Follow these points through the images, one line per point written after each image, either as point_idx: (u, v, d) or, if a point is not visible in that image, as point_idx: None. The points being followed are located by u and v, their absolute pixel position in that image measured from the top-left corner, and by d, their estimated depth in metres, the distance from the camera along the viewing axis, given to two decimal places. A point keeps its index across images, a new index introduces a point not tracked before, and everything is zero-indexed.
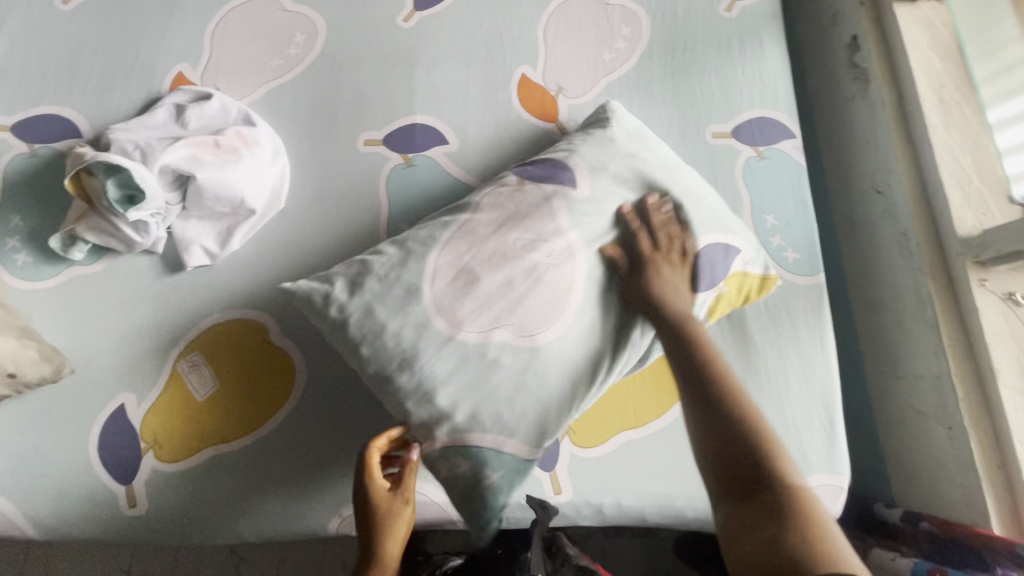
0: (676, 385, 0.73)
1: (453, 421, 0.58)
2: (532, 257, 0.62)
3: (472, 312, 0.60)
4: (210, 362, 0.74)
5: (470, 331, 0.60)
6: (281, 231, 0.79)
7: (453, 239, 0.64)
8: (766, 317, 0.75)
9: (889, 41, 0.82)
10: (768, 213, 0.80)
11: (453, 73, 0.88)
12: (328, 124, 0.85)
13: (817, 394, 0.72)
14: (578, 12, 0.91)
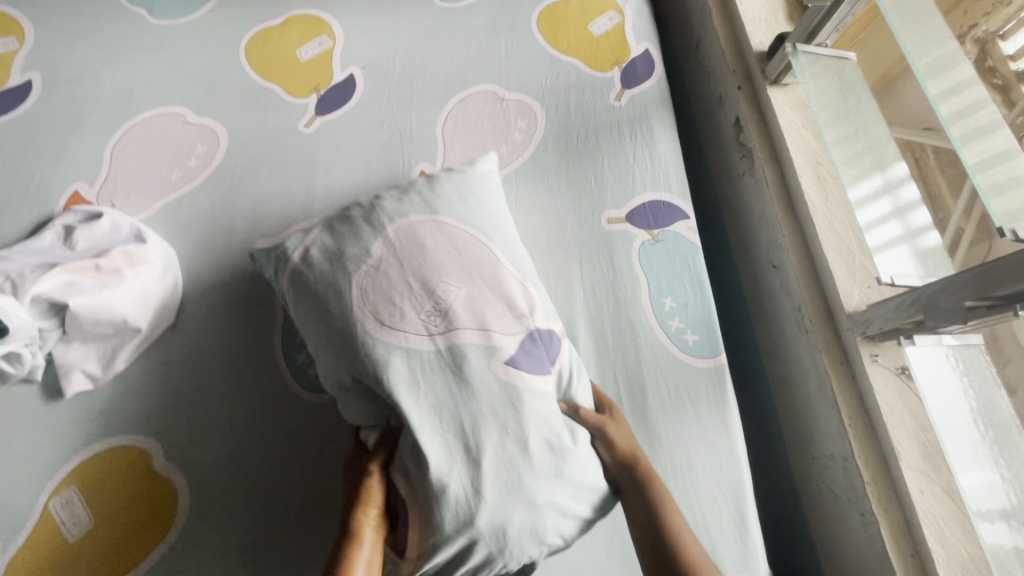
0: None
1: (317, 331, 0.64)
2: (455, 302, 0.63)
3: (368, 287, 0.63)
4: (85, 497, 0.69)
5: (362, 295, 0.63)
6: (171, 347, 0.77)
7: (433, 235, 0.66)
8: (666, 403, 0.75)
9: (767, 122, 0.85)
10: (667, 295, 0.80)
11: (352, 175, 0.90)
12: (225, 231, 0.85)
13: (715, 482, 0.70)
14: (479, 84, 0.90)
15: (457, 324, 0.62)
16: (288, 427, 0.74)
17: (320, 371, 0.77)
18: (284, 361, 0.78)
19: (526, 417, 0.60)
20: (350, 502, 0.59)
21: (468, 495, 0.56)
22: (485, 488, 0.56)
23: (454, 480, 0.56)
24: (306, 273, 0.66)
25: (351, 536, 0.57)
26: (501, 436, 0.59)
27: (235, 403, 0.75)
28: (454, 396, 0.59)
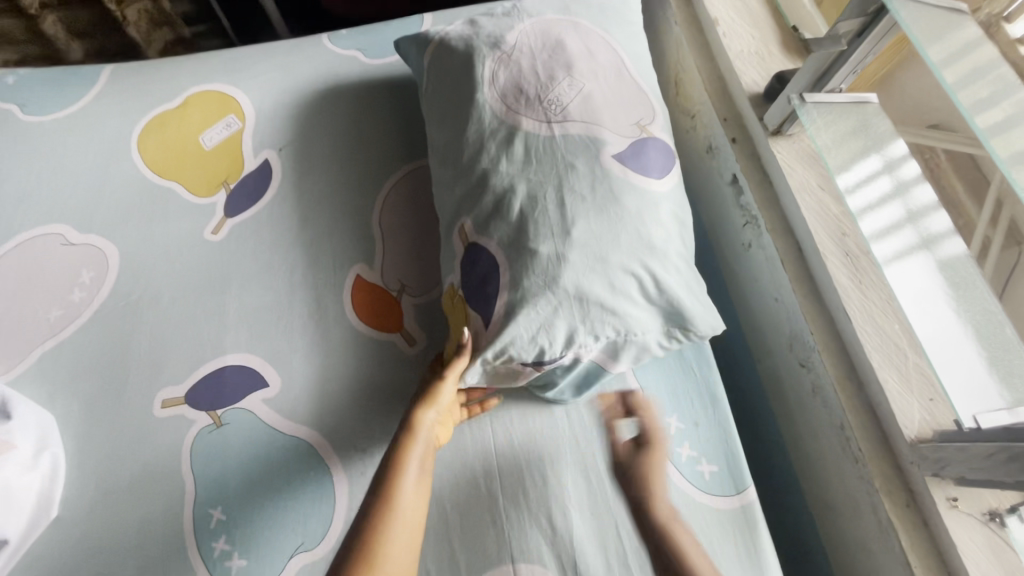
0: None
1: (440, 68, 0.71)
2: (571, 98, 0.62)
3: (499, 61, 0.66)
4: None
5: (494, 65, 0.66)
6: (54, 554, 0.61)
7: (576, 54, 0.66)
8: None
9: (772, 183, 0.71)
10: (670, 413, 0.64)
11: (272, 291, 0.73)
12: (120, 379, 0.68)
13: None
14: (463, 84, 0.67)
15: (592, 222, 0.56)
16: None
17: (243, 562, 0.60)
18: (198, 554, 0.60)
19: (654, 257, 0.57)
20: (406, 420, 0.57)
21: (553, 266, 0.55)
22: (569, 256, 0.55)
23: (543, 243, 0.55)
24: (435, 71, 0.72)
25: (396, 466, 0.53)
26: (597, 250, 0.56)
27: None
28: (542, 185, 0.58)
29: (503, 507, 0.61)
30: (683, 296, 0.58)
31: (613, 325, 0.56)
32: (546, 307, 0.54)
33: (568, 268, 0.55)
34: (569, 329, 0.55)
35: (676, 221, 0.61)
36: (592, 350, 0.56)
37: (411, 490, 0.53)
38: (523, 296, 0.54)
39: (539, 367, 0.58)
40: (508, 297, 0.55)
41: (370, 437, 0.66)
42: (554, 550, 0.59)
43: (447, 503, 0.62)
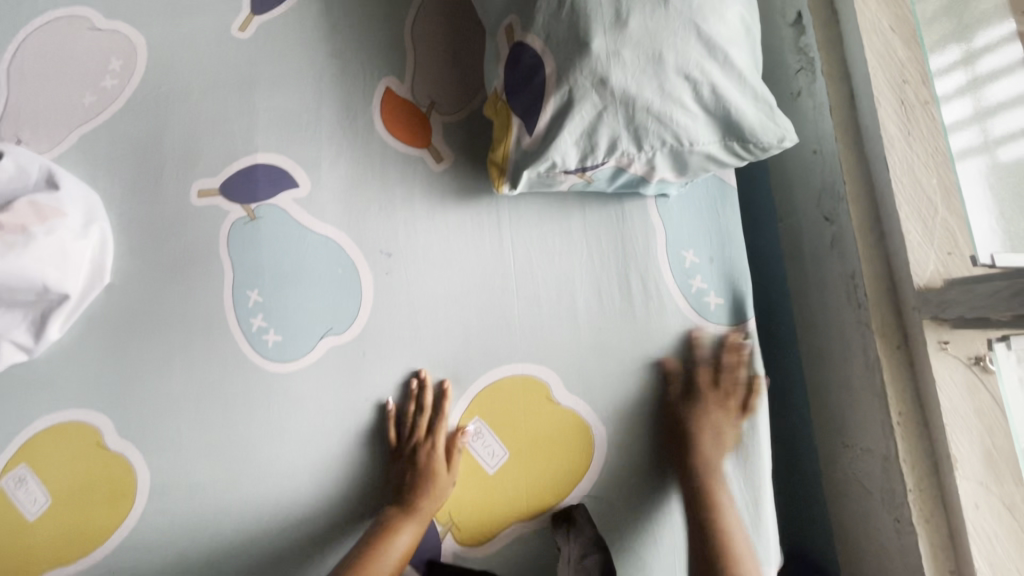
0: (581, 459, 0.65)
1: None
2: None
3: None
4: (40, 477, 0.65)
5: None
6: (112, 314, 0.68)
7: None
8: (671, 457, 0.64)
9: (839, 23, 0.65)
10: (687, 247, 0.67)
11: (300, 98, 0.72)
12: (156, 170, 0.71)
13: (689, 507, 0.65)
14: None
15: (651, 18, 0.55)
16: (248, 403, 0.66)
17: (279, 339, 0.67)
18: (239, 328, 0.68)
19: (711, 62, 0.56)
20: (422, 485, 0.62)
21: (609, 65, 0.55)
22: (623, 52, 0.55)
23: (599, 38, 0.55)
24: None
25: (387, 531, 0.60)
26: (653, 49, 0.55)
27: (187, 376, 0.67)
28: None
29: (517, 314, 0.67)
30: (738, 101, 0.57)
31: (658, 131, 0.58)
32: (595, 107, 0.57)
33: (620, 68, 0.55)
34: (613, 134, 0.58)
35: (741, 25, 0.58)
36: (635, 160, 0.60)
37: (395, 557, 0.59)
38: (571, 94, 0.57)
39: (583, 175, 0.63)
40: (553, 94, 0.58)
41: (394, 244, 0.69)
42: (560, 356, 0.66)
43: (466, 309, 0.68)
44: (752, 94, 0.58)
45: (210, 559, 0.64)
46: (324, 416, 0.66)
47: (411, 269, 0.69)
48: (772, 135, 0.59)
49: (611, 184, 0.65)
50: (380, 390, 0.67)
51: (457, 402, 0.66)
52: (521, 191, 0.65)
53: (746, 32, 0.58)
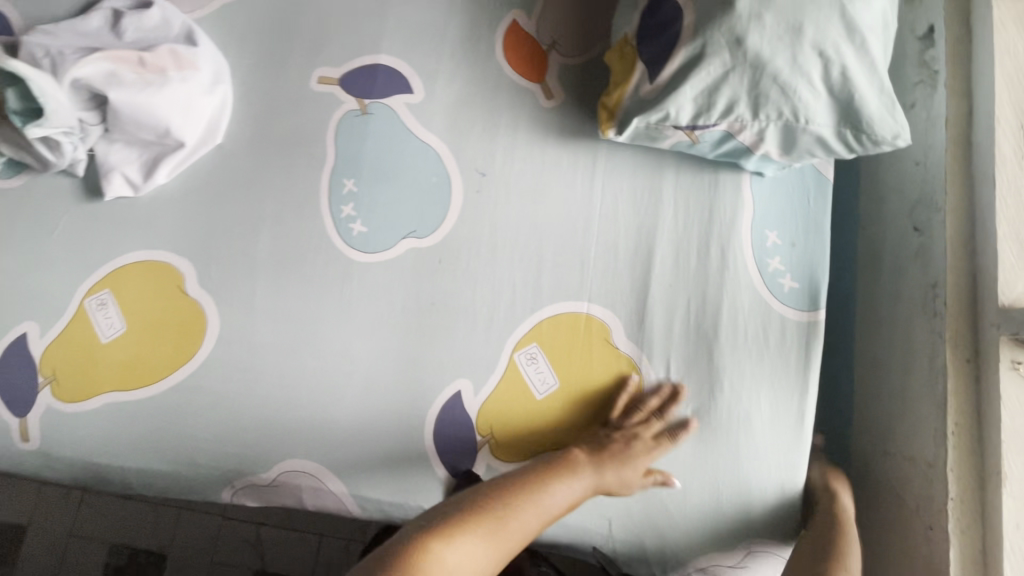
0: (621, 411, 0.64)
1: None
2: None
3: None
4: (119, 305, 0.69)
5: None
6: (214, 173, 0.71)
7: None
8: (722, 449, 0.63)
9: (971, 41, 0.65)
10: (772, 229, 0.67)
11: (429, 12, 0.75)
12: (284, 50, 0.74)
13: (743, 508, 0.62)
14: None
15: None
16: (324, 283, 0.69)
17: (365, 230, 0.70)
18: (328, 211, 0.71)
19: (848, 44, 0.57)
20: (615, 461, 0.60)
21: (749, 26, 0.57)
22: (765, 17, 0.57)
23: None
24: None
25: (569, 470, 0.58)
26: (795, 20, 0.57)
27: (273, 246, 0.70)
28: None
29: (593, 256, 0.69)
30: (864, 88, 0.58)
31: (779, 102, 0.59)
32: (725, 65, 0.59)
33: (758, 32, 0.57)
34: (733, 96, 0.60)
35: (882, 17, 0.59)
36: (746, 127, 0.62)
37: (560, 501, 0.56)
38: (704, 48, 0.58)
39: (690, 133, 0.64)
40: (685, 45, 0.59)
41: (491, 165, 0.71)
42: (626, 304, 0.67)
43: (545, 242, 0.69)
44: (877, 86, 0.59)
45: (262, 417, 0.67)
46: (392, 311, 0.69)
47: (500, 192, 0.71)
48: (887, 130, 0.60)
49: (714, 150, 0.66)
50: (449, 299, 0.69)
51: (518, 325, 0.68)
52: (625, 139, 0.68)
53: (886, 25, 0.59)
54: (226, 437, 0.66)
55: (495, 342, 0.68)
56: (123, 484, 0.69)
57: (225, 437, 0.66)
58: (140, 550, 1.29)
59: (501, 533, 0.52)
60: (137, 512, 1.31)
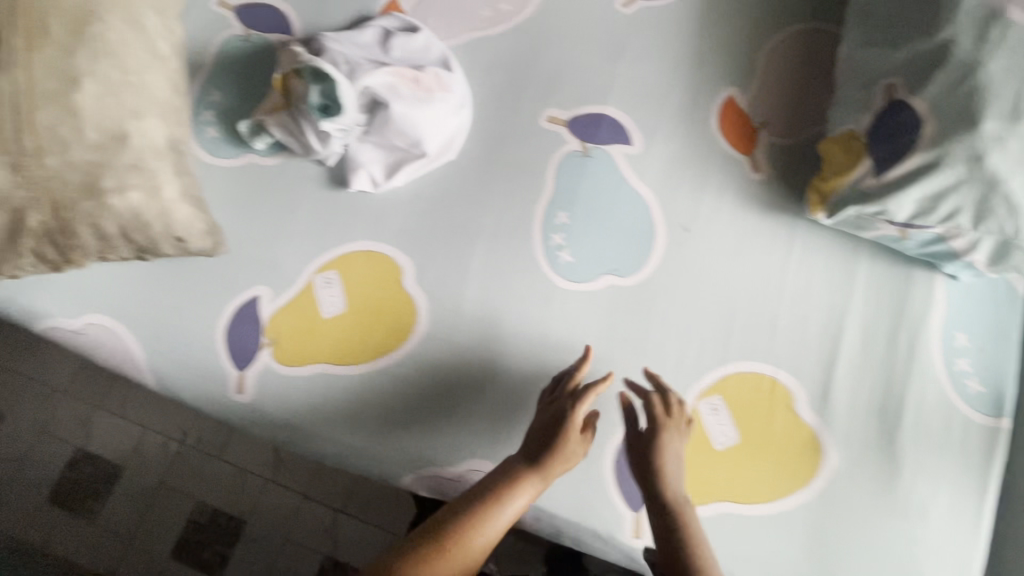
0: (800, 476, 0.68)
1: None
2: None
3: None
4: (342, 287, 0.76)
5: None
6: (444, 185, 0.79)
7: None
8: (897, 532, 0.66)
9: None
10: (962, 330, 0.71)
11: (655, 76, 0.82)
12: (519, 87, 0.82)
13: None
14: None
15: None
16: (527, 301, 0.75)
17: (570, 260, 0.76)
18: (539, 238, 0.77)
19: None
20: (545, 458, 0.63)
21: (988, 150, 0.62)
22: (1005, 143, 0.62)
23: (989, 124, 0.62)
24: None
25: (513, 483, 0.62)
26: None
27: (485, 260, 0.77)
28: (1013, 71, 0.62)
29: (783, 324, 0.73)
30: None
31: (1004, 219, 0.63)
32: (957, 178, 0.63)
33: (996, 155, 0.62)
34: (959, 207, 0.64)
35: None
36: (961, 235, 0.66)
37: (511, 510, 0.61)
38: (939, 161, 0.63)
39: (902, 231, 0.69)
40: (918, 154, 0.64)
41: (695, 222, 0.77)
42: (812, 376, 0.71)
43: (737, 302, 0.74)
44: None
45: (455, 414, 0.72)
46: (586, 339, 0.74)
47: (701, 249, 0.76)
48: None
49: (919, 248, 0.71)
50: (640, 338, 0.74)
51: (704, 375, 0.72)
52: (833, 224, 0.73)
53: None
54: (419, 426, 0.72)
55: (680, 387, 0.72)
56: (310, 451, 0.74)
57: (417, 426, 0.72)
58: (222, 512, 1.34)
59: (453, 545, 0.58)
60: (225, 474, 1.36)
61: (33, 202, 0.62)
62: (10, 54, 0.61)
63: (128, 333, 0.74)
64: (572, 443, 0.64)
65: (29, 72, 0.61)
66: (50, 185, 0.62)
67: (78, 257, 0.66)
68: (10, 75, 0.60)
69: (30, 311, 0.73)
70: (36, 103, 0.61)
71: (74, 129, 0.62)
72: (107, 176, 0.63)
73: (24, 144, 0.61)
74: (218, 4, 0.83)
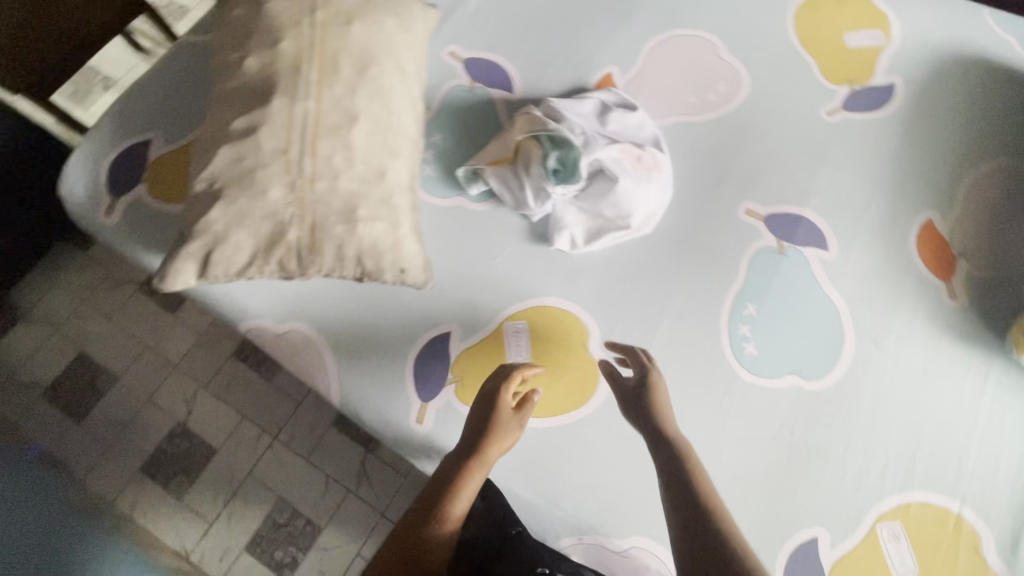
0: None
1: None
2: None
3: None
4: (529, 338, 0.78)
5: None
6: (638, 258, 0.81)
7: None
8: None
9: None
10: None
11: (856, 187, 0.84)
12: (719, 175, 0.85)
13: None
14: None
15: None
16: (709, 386, 0.75)
17: (755, 353, 0.77)
18: (727, 326, 0.78)
19: None
20: (477, 441, 0.66)
21: None
22: None
23: None
24: None
25: (472, 462, 0.65)
26: None
27: (670, 337, 0.78)
28: None
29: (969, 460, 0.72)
30: None
31: None
32: None
33: None
34: None
35: None
36: None
37: (466, 489, 0.64)
38: None
39: None
40: None
41: (886, 338, 0.77)
42: (998, 522, 0.70)
43: (923, 428, 0.74)
44: None
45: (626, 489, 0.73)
46: (766, 437, 0.73)
47: (890, 366, 0.76)
48: None
49: None
50: (821, 447, 0.73)
51: (886, 498, 0.71)
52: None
53: None
54: (590, 494, 0.72)
55: (862, 505, 0.70)
56: None
57: (588, 492, 0.72)
58: (301, 515, 1.35)
59: (437, 529, 0.61)
60: (310, 478, 1.38)
61: (296, 220, 0.66)
62: (306, 86, 0.68)
63: (325, 346, 0.77)
64: (506, 420, 0.68)
65: (319, 104, 0.67)
66: (315, 207, 0.66)
67: (310, 274, 0.70)
68: (305, 105, 0.67)
69: (242, 309, 0.77)
70: (321, 132, 0.67)
71: (347, 160, 0.67)
72: (362, 205, 0.68)
73: (304, 167, 0.66)
74: (449, 54, 0.90)
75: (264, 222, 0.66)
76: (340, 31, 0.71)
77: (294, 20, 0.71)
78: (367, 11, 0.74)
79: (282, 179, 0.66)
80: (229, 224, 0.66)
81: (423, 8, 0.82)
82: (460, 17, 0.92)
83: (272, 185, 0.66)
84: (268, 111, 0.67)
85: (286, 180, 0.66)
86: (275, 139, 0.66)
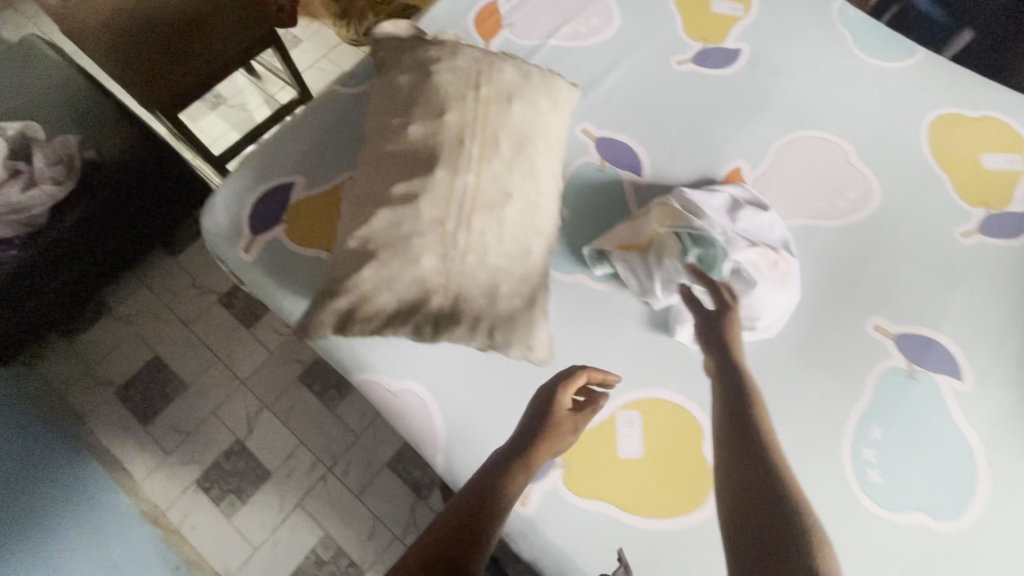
0: None
1: None
2: None
3: None
4: (642, 430, 0.76)
5: None
6: (759, 360, 0.80)
7: None
8: None
9: None
10: None
11: (990, 316, 0.82)
12: (846, 286, 0.84)
13: None
14: None
15: None
16: (829, 510, 0.72)
17: (879, 480, 0.74)
18: (850, 446, 0.75)
19: None
20: (535, 435, 0.64)
21: None
22: None
23: None
24: None
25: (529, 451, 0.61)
26: None
27: (789, 450, 0.75)
28: None
29: None
30: None
31: None
32: None
33: None
34: None
35: None
36: None
37: (523, 479, 0.58)
38: None
39: None
40: None
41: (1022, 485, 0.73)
42: None
43: None
44: None
45: None
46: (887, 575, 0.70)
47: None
48: None
49: None
50: None
51: None
52: None
53: None
54: None
55: None
56: None
57: None
58: (345, 554, 1.33)
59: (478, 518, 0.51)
60: (359, 515, 1.37)
61: (442, 290, 0.68)
62: (468, 161, 0.70)
63: (437, 411, 0.77)
64: (565, 424, 0.66)
65: (478, 180, 0.69)
66: (462, 280, 0.68)
67: (441, 341, 0.71)
68: (465, 181, 0.69)
69: (362, 362, 0.78)
70: (478, 209, 0.69)
71: (498, 237, 0.69)
72: (504, 284, 0.70)
73: (458, 241, 0.68)
74: (582, 131, 0.92)
75: (411, 288, 0.68)
76: (502, 110, 0.74)
77: (459, 94, 0.74)
78: (526, 92, 0.77)
79: (436, 250, 0.68)
80: (378, 287, 0.68)
81: (569, 89, 0.85)
82: (595, 97, 0.94)
83: (426, 254, 0.68)
84: (429, 181, 0.69)
85: (439, 252, 0.68)
86: (434, 210, 0.68)
